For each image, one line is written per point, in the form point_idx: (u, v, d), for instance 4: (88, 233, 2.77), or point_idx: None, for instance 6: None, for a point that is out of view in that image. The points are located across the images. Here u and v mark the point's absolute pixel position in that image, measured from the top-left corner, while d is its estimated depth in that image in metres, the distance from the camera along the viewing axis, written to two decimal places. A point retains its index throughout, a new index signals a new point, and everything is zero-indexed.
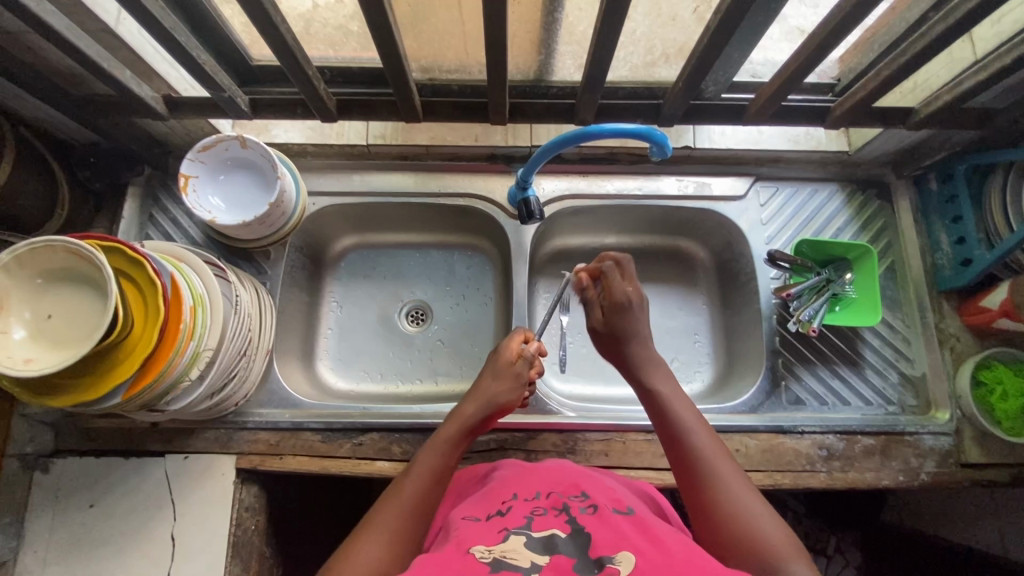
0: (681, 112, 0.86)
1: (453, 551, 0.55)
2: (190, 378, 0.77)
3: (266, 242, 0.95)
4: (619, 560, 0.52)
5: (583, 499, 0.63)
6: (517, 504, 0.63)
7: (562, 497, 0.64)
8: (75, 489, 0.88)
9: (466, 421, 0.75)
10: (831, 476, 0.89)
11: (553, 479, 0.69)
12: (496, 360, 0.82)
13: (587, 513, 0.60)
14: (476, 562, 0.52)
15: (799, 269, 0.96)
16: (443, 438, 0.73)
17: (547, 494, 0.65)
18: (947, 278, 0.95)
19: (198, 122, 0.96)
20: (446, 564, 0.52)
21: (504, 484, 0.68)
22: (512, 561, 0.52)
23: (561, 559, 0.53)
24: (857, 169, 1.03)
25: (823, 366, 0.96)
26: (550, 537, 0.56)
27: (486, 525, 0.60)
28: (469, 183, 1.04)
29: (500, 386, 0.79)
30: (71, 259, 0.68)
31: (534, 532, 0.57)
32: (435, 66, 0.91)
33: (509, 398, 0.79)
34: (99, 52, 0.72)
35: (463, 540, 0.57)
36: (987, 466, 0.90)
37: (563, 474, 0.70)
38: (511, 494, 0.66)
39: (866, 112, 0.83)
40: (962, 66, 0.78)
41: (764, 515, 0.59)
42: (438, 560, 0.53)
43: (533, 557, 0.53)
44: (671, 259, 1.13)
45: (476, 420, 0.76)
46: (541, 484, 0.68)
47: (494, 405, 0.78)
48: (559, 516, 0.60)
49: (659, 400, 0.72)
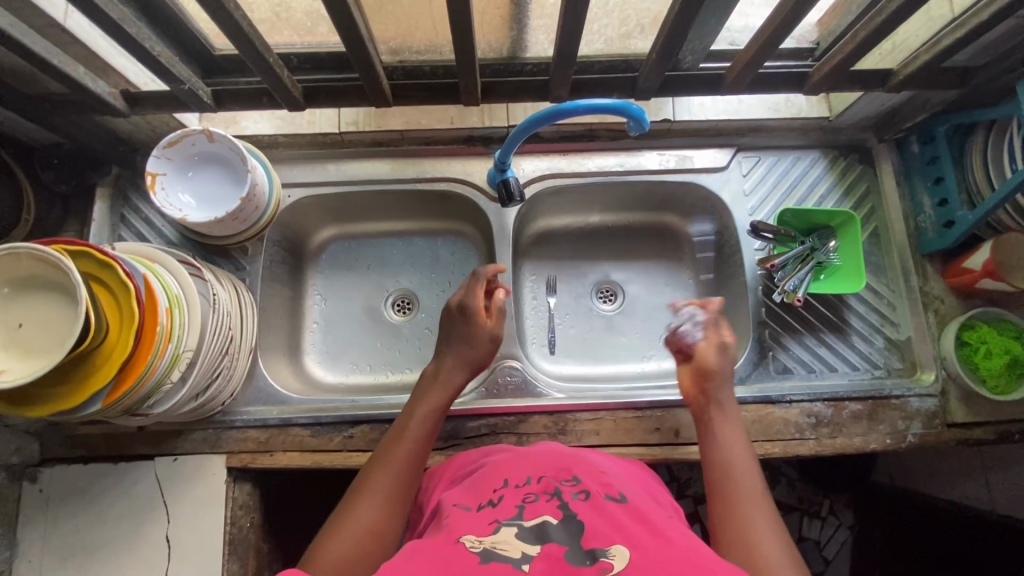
0: (657, 85, 0.84)
1: (444, 540, 0.55)
2: (172, 379, 0.76)
3: (240, 240, 0.93)
4: (613, 555, 0.52)
5: (575, 484, 0.63)
6: (509, 492, 0.63)
7: (553, 481, 0.64)
8: (66, 496, 0.88)
9: (447, 389, 0.80)
10: (820, 443, 0.90)
11: (545, 463, 0.69)
12: (454, 320, 0.85)
13: (579, 499, 0.60)
14: (467, 553, 0.53)
15: (783, 239, 0.95)
16: (427, 403, 0.78)
17: (538, 478, 0.65)
18: (931, 241, 0.95)
19: (163, 117, 0.93)
20: (439, 553, 0.52)
21: (496, 470, 0.68)
22: (502, 552, 0.53)
23: (554, 547, 0.53)
24: (839, 135, 1.02)
25: (809, 334, 0.96)
26: (541, 525, 0.56)
27: (478, 516, 0.60)
28: (447, 167, 1.02)
29: (472, 351, 0.83)
30: (37, 266, 0.67)
31: (525, 519, 0.57)
32: (404, 47, 0.88)
33: (483, 356, 0.84)
34: (49, 49, 0.69)
35: (454, 531, 0.57)
36: (973, 424, 0.92)
37: (555, 458, 0.70)
38: (503, 482, 0.65)
39: (844, 76, 0.81)
40: (939, 24, 0.76)
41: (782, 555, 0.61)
42: (428, 551, 0.53)
43: (523, 547, 0.53)
44: (655, 235, 1.12)
45: (456, 385, 0.81)
46: (533, 468, 0.68)
47: (469, 367, 0.83)
48: (551, 501, 0.60)
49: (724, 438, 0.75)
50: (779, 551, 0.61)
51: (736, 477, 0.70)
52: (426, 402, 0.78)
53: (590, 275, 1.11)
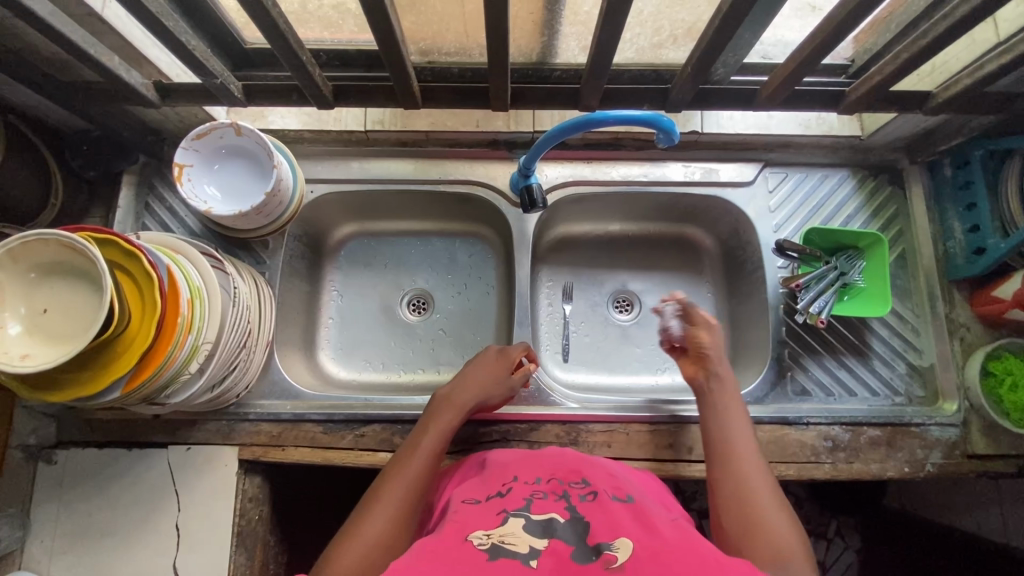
0: (689, 98, 0.83)
1: (452, 536, 0.55)
2: (189, 372, 0.76)
3: (266, 232, 0.93)
4: (617, 547, 0.53)
5: (583, 486, 0.65)
6: (518, 487, 0.66)
7: (562, 483, 0.66)
8: (79, 479, 0.89)
9: (459, 411, 0.80)
10: (836, 467, 0.88)
11: (554, 465, 0.71)
12: (482, 361, 0.86)
13: (587, 500, 0.62)
14: (475, 548, 0.53)
15: (807, 259, 0.94)
16: (438, 425, 0.78)
17: (548, 480, 0.67)
18: (960, 267, 0.93)
19: (192, 109, 0.93)
20: (447, 547, 0.53)
21: (505, 468, 0.71)
22: (510, 547, 0.53)
23: (559, 543, 0.54)
24: (869, 154, 1.00)
25: (830, 356, 0.94)
26: (549, 521, 0.58)
27: (485, 506, 0.62)
28: (469, 170, 1.02)
29: (491, 387, 0.84)
30: (63, 252, 0.67)
31: (532, 514, 0.59)
32: (434, 48, 0.88)
33: (496, 397, 0.85)
34: (85, 38, 0.69)
35: (465, 525, 0.58)
36: (994, 457, 0.90)
37: (564, 460, 0.72)
38: (512, 477, 0.68)
39: (882, 98, 0.79)
40: (983, 49, 0.75)
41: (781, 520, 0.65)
42: (436, 547, 0.53)
43: (531, 542, 0.54)
44: (675, 247, 1.11)
45: (468, 409, 0.82)
46: (542, 470, 0.70)
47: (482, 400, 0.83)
48: (559, 500, 0.62)
49: (719, 411, 0.78)
50: (778, 514, 0.66)
51: (737, 455, 0.72)
52: (438, 423, 0.79)
53: (607, 284, 1.10)
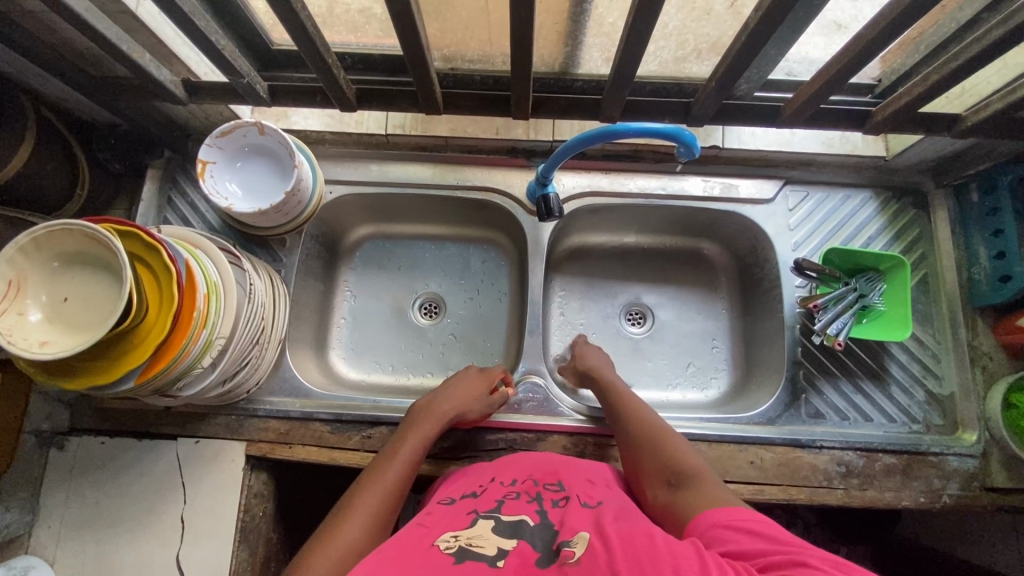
0: (711, 112, 0.83)
1: (423, 540, 0.57)
2: (203, 365, 0.77)
3: (281, 231, 0.95)
4: (575, 543, 0.55)
5: (558, 490, 0.67)
6: (492, 488, 0.68)
7: (537, 484, 0.68)
8: (89, 467, 0.90)
9: (440, 421, 0.82)
10: (848, 494, 0.86)
11: (534, 467, 0.73)
12: (462, 377, 0.89)
13: (557, 505, 0.64)
14: (442, 552, 0.54)
15: (827, 279, 0.91)
16: (419, 433, 0.80)
17: (523, 480, 0.69)
18: (984, 294, 0.91)
19: (217, 107, 0.94)
20: (414, 551, 0.54)
21: (486, 471, 0.74)
22: (477, 549, 0.55)
23: (526, 545, 0.56)
24: (893, 176, 0.99)
25: (846, 379, 0.92)
26: (518, 523, 0.59)
27: (460, 508, 0.64)
28: (487, 176, 1.02)
29: (473, 403, 0.86)
30: (87, 243, 0.69)
31: (503, 516, 0.61)
32: (457, 55, 0.89)
33: (475, 415, 0.86)
34: (117, 33, 0.70)
35: (435, 528, 0.60)
36: (1014, 491, 0.87)
37: (544, 462, 0.75)
38: (490, 480, 0.71)
39: (909, 119, 0.78)
40: (1016, 73, 0.73)
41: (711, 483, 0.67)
42: (405, 552, 0.54)
43: (499, 543, 0.56)
44: (691, 261, 1.10)
45: (447, 421, 0.83)
46: (519, 471, 0.72)
47: (463, 415, 0.85)
48: (530, 503, 0.64)
49: (625, 412, 0.82)
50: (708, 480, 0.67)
51: (651, 447, 0.75)
52: (419, 431, 0.80)
53: (620, 296, 1.10)
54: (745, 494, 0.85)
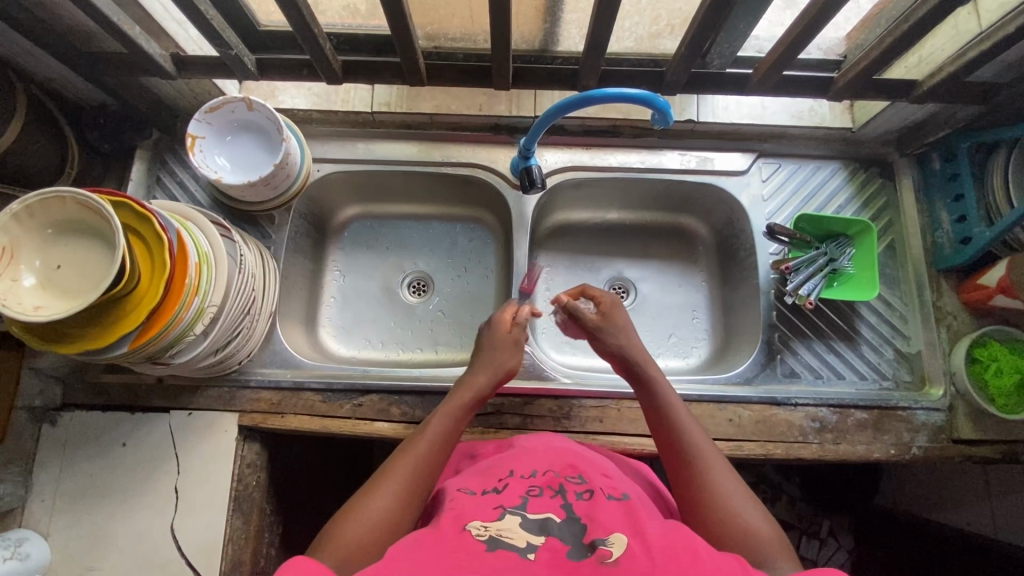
0: (683, 81, 0.86)
1: (451, 528, 0.58)
2: (194, 333, 0.78)
3: (270, 206, 0.97)
4: (611, 542, 0.55)
5: (580, 483, 0.67)
6: (514, 482, 0.67)
7: (558, 478, 0.68)
8: (82, 441, 0.91)
9: (479, 390, 0.79)
10: (823, 448, 0.90)
11: (552, 461, 0.72)
12: (495, 332, 0.85)
13: (581, 499, 0.63)
14: (473, 540, 0.55)
15: (799, 243, 0.96)
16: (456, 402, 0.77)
17: (544, 475, 0.69)
18: (946, 257, 0.95)
19: (204, 84, 0.96)
20: (446, 539, 0.56)
21: (504, 463, 0.73)
22: (508, 540, 0.56)
23: (555, 540, 0.56)
24: (860, 147, 1.03)
25: (818, 340, 0.96)
26: (545, 520, 0.59)
27: (484, 501, 0.64)
28: (471, 153, 1.04)
29: (504, 353, 0.83)
30: (81, 211, 0.70)
31: (528, 513, 0.61)
32: (440, 33, 0.91)
33: (514, 364, 0.83)
34: (108, 5, 0.72)
35: (463, 516, 0.61)
36: (979, 442, 0.91)
37: (562, 457, 0.74)
38: (508, 473, 0.70)
39: (869, 85, 0.83)
40: (967, 38, 0.77)
41: (746, 506, 0.63)
42: (438, 540, 0.56)
43: (528, 538, 0.56)
44: (671, 236, 1.14)
45: (487, 388, 0.80)
46: (539, 464, 0.72)
47: (499, 371, 0.82)
48: (555, 498, 0.63)
49: (656, 395, 0.76)
50: (744, 502, 0.64)
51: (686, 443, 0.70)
52: (458, 400, 0.77)
53: (604, 271, 1.13)
54: (725, 450, 0.88)
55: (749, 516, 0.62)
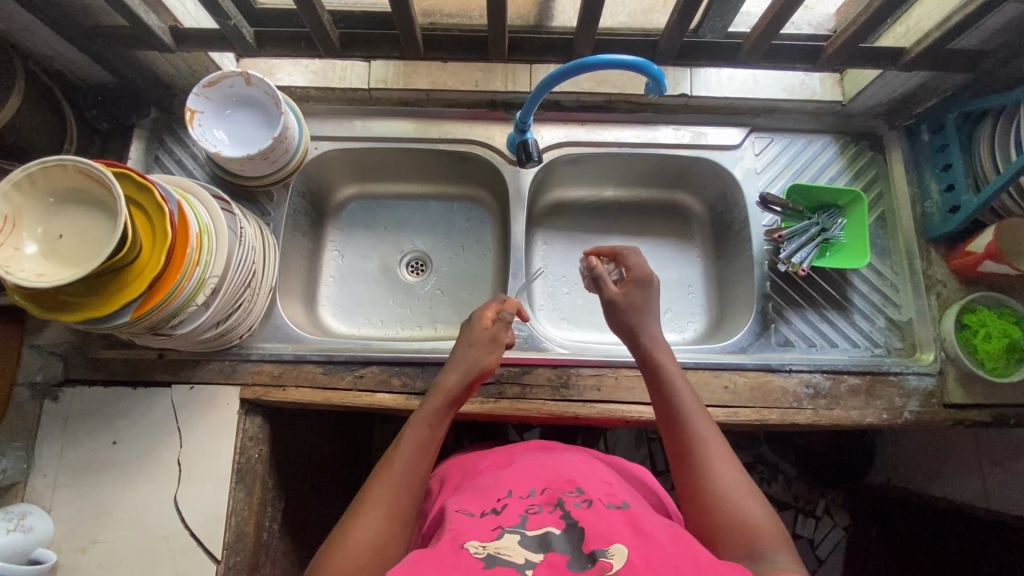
0: (675, 50, 0.87)
1: (448, 545, 0.57)
2: (196, 304, 0.79)
3: (249, 182, 0.98)
4: (612, 554, 0.54)
5: (578, 494, 0.66)
6: (512, 501, 0.66)
7: (556, 493, 0.67)
8: (84, 416, 0.91)
9: (449, 394, 0.76)
10: (816, 413, 0.91)
11: (548, 475, 0.72)
12: (468, 331, 0.82)
13: (581, 507, 0.63)
14: (472, 557, 0.55)
15: (791, 213, 0.99)
16: (427, 412, 0.74)
17: (542, 491, 0.67)
18: (936, 225, 0.97)
19: (202, 61, 0.97)
20: (443, 557, 0.55)
21: (501, 481, 0.72)
22: (506, 557, 0.55)
23: (556, 556, 0.55)
24: (851, 121, 1.05)
25: (811, 309, 0.98)
26: (545, 536, 0.58)
27: (481, 520, 0.63)
28: (468, 130, 1.05)
29: (478, 352, 0.79)
30: (81, 180, 0.71)
31: (528, 531, 0.60)
32: (437, 10, 0.95)
33: (489, 361, 0.79)
34: None
35: (460, 534, 0.60)
36: (970, 406, 0.93)
37: (557, 470, 0.73)
38: (507, 492, 0.69)
39: (856, 52, 0.85)
40: (951, 5, 0.79)
41: (754, 508, 0.61)
42: (435, 556, 0.56)
43: (527, 554, 0.56)
44: (665, 213, 1.16)
45: (457, 394, 0.76)
46: (537, 480, 0.71)
47: (472, 371, 0.78)
48: (554, 513, 0.62)
49: (664, 380, 0.73)
50: (753, 502, 0.62)
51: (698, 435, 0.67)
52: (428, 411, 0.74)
53: None
54: (721, 416, 0.90)
55: (756, 517, 0.60)
